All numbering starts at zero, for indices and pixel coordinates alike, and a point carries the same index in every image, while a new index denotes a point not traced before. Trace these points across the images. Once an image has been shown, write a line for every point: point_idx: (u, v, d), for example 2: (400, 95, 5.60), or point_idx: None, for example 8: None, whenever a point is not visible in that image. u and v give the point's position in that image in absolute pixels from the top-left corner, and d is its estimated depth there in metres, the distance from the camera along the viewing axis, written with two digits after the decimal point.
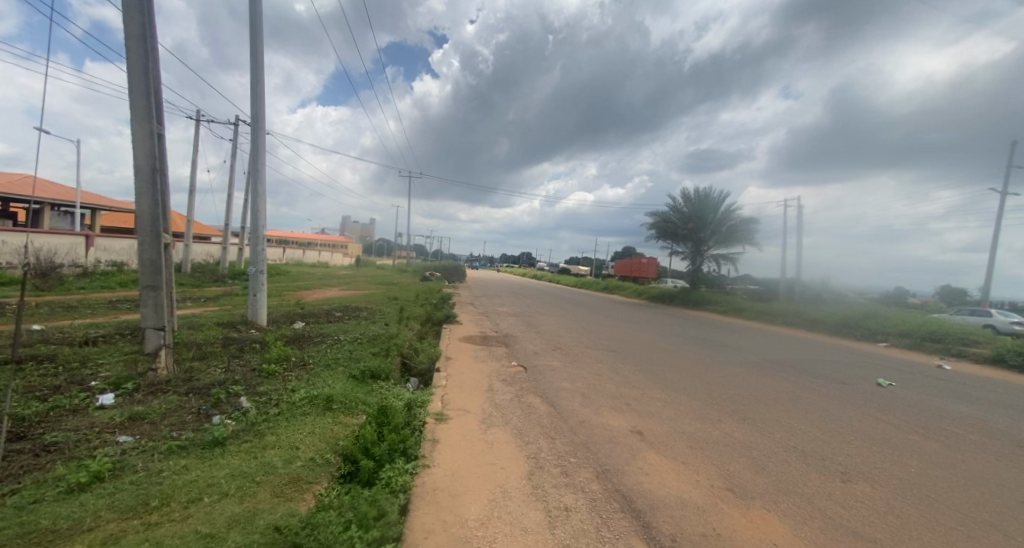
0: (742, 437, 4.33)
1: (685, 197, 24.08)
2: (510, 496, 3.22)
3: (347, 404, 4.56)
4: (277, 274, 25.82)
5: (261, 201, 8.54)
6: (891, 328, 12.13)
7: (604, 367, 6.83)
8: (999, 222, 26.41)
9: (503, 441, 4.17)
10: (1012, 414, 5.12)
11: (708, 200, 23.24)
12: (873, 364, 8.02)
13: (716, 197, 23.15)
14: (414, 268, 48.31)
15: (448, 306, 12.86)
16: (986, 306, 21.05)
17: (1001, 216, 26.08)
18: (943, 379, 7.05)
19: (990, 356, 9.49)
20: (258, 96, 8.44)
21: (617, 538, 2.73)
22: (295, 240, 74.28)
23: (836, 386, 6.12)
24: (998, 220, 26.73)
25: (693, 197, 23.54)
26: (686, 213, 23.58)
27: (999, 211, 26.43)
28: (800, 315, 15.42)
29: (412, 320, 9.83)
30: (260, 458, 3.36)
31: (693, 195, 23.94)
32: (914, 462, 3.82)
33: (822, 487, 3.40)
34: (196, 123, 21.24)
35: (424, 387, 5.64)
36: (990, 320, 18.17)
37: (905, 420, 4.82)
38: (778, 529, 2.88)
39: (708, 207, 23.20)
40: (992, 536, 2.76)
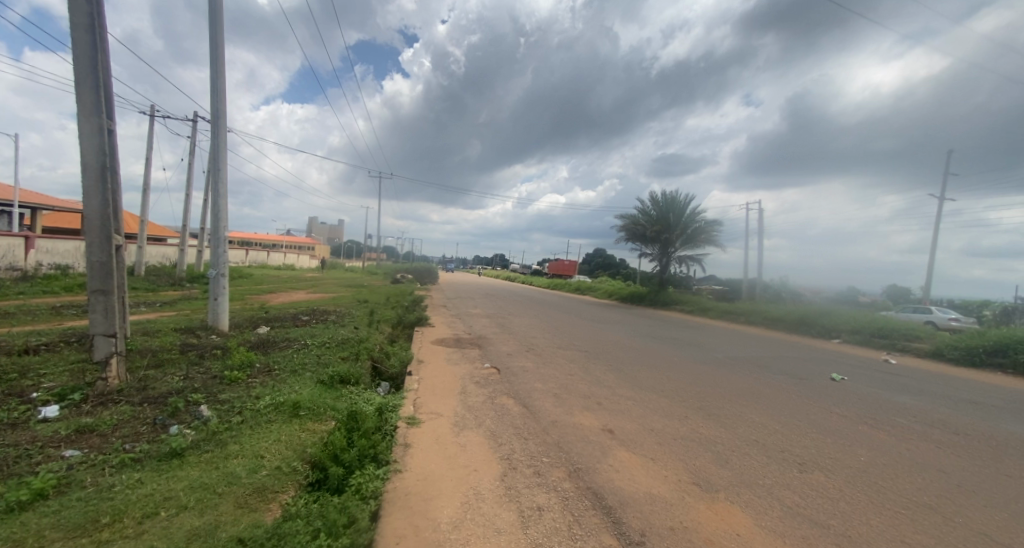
0: (707, 433, 4.50)
1: (654, 199, 24.66)
2: (483, 498, 3.22)
3: (315, 410, 4.43)
4: (240, 277, 24.79)
5: (222, 200, 8.17)
6: (844, 325, 12.88)
7: (576, 368, 6.91)
8: (937, 226, 28.55)
9: (476, 443, 4.16)
10: (949, 404, 5.55)
11: (675, 202, 23.93)
12: (828, 359, 8.49)
13: (683, 200, 23.85)
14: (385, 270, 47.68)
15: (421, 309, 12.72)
16: (927, 304, 22.64)
17: (939, 220, 27.93)
18: (890, 373, 7.52)
19: (930, 351, 10.22)
20: (219, 92, 8.09)
21: (588, 534, 2.78)
22: (260, 241, 71.62)
23: (793, 382, 6.44)
24: (937, 224, 28.83)
25: (662, 199, 24.15)
26: (655, 215, 24.15)
27: (937, 216, 28.59)
28: (761, 313, 16.15)
29: (383, 323, 9.66)
30: (222, 468, 3.23)
31: (661, 197, 24.58)
32: (863, 451, 4.07)
33: (781, 478, 3.57)
34: (151, 118, 20.11)
35: (396, 391, 5.56)
36: (930, 317, 19.61)
37: (856, 412, 5.13)
38: (742, 520, 3.00)
39: (676, 209, 23.83)
40: (932, 518, 2.98)
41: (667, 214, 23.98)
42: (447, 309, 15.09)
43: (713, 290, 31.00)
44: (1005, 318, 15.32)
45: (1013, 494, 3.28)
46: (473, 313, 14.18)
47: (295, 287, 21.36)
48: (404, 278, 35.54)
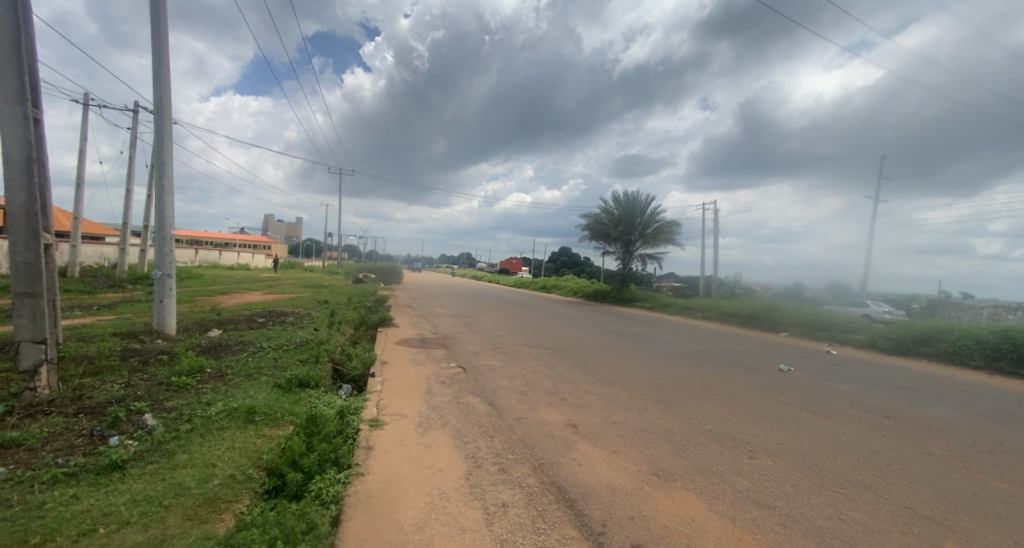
0: (666, 424, 4.67)
1: (617, 199, 25.24)
2: (447, 497, 3.21)
3: (272, 415, 4.26)
4: (188, 278, 23.34)
5: (168, 196, 7.68)
6: (790, 319, 13.73)
7: (542, 365, 6.99)
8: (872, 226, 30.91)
9: (441, 444, 4.13)
10: (881, 390, 6.04)
11: (637, 202, 24.61)
12: (777, 351, 9.02)
13: (644, 200, 24.57)
14: (348, 270, 46.34)
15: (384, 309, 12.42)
16: (863, 299, 24.50)
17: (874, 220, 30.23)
18: (831, 362, 8.07)
19: (866, 342, 11.07)
20: (162, 81, 7.59)
21: (552, 528, 2.83)
22: (212, 239, 67.82)
23: (745, 373, 6.79)
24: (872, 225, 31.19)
25: (624, 199, 24.76)
26: (617, 215, 24.75)
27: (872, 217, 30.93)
28: (716, 309, 16.91)
29: (344, 324, 9.40)
30: (169, 480, 3.05)
31: (623, 197, 25.21)
32: (807, 435, 4.36)
33: (733, 464, 3.77)
34: (85, 107, 18.60)
35: (358, 393, 5.42)
36: (866, 311, 21.23)
37: (801, 400, 5.48)
38: (696, 506, 3.14)
39: (638, 210, 24.50)
40: (865, 495, 3.24)
41: (630, 214, 24.61)
42: (412, 309, 14.83)
43: (674, 287, 32.13)
44: (929, 310, 16.82)
45: (934, 470, 3.61)
46: (438, 312, 14.05)
47: (250, 288, 20.36)
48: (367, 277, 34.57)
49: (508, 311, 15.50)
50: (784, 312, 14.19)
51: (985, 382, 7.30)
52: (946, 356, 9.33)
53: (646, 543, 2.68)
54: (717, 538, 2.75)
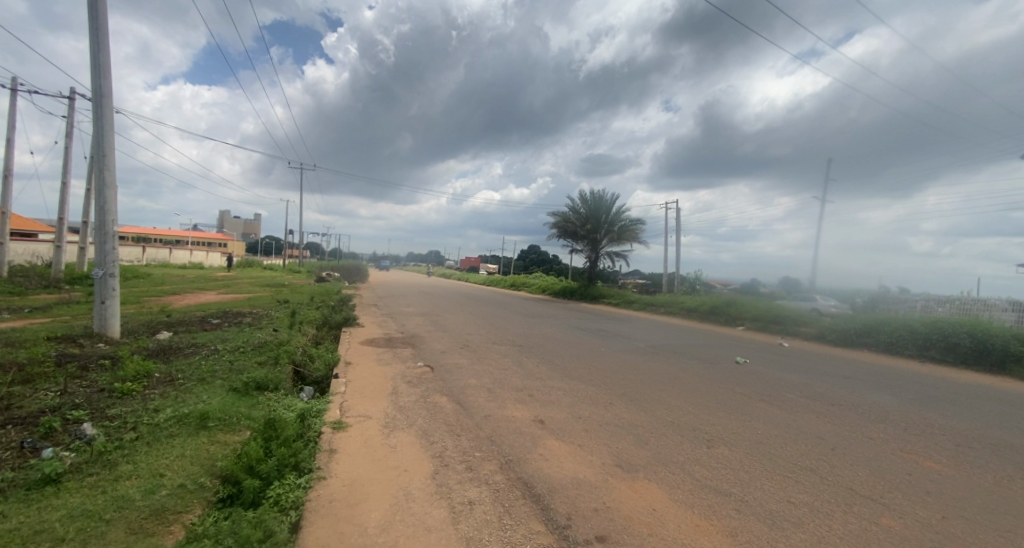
0: (630, 417, 4.79)
1: (584, 198, 25.61)
2: (413, 497, 3.17)
3: (227, 420, 4.07)
4: (134, 277, 21.88)
5: (110, 191, 7.19)
6: (746, 313, 14.42)
7: (510, 362, 7.03)
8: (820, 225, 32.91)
9: (407, 444, 4.08)
10: (827, 379, 6.43)
11: (603, 201, 25.04)
12: (735, 345, 9.44)
13: (610, 200, 25.06)
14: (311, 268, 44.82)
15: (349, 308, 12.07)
16: (812, 293, 26.12)
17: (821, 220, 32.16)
18: (783, 354, 8.53)
19: (815, 334, 11.78)
20: (101, 68, 7.09)
21: (518, 523, 2.85)
22: (163, 236, 63.88)
23: (705, 366, 7.06)
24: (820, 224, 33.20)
25: (591, 198, 25.16)
26: (584, 214, 25.13)
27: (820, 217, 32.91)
28: (678, 304, 17.52)
29: (306, 324, 9.09)
30: (110, 492, 2.86)
31: (590, 196, 25.59)
32: (759, 424, 4.59)
33: (692, 454, 3.92)
34: (12, 92, 17.08)
35: (321, 395, 5.26)
36: (814, 305, 22.73)
37: (756, 390, 5.75)
38: (657, 495, 3.24)
39: (604, 208, 24.96)
40: (811, 478, 3.44)
41: (596, 212, 25.03)
42: (378, 309, 14.25)
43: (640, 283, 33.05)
44: (870, 304, 18.07)
45: (872, 452, 3.88)
46: (406, 311, 13.86)
47: (203, 288, 19.33)
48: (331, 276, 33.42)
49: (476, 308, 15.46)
50: (741, 307, 14.86)
51: (917, 369, 7.94)
52: (884, 346, 10.06)
53: (610, 534, 2.74)
54: (677, 526, 2.84)
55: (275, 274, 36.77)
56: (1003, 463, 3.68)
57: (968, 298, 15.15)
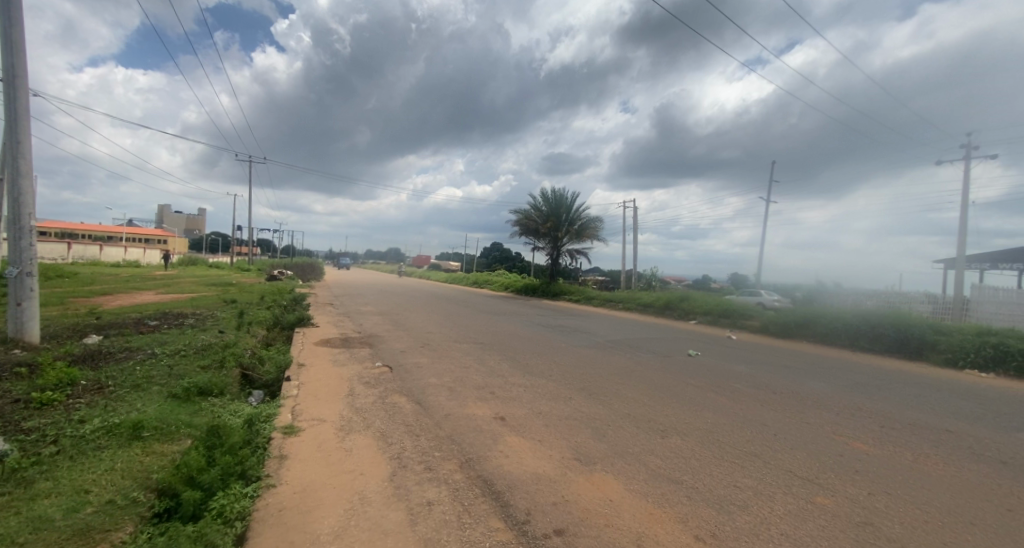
0: (588, 411, 4.90)
1: (545, 196, 25.89)
2: (369, 501, 3.09)
3: (164, 429, 3.80)
4: (56, 277, 19.89)
5: (26, 182, 6.53)
6: (698, 308, 15.10)
7: (472, 360, 7.00)
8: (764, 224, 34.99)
9: (363, 446, 3.96)
10: (769, 368, 6.85)
11: (563, 200, 25.39)
12: (688, 338, 9.86)
13: (570, 198, 25.46)
14: (263, 266, 42.63)
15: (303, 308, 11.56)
16: (758, 288, 27.81)
17: (766, 218, 34.15)
18: (731, 346, 9.00)
19: (759, 326, 12.53)
20: (13, 46, 6.42)
21: (477, 521, 2.84)
22: (95, 232, 58.73)
23: (659, 359, 7.33)
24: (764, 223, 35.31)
25: (552, 197, 25.48)
26: (546, 212, 25.40)
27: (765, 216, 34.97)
28: (636, 300, 18.08)
29: (255, 326, 8.64)
30: (25, 513, 2.60)
31: (551, 194, 25.87)
32: (709, 413, 4.81)
33: (647, 444, 4.05)
34: None
35: (271, 399, 5.01)
36: (760, 299, 24.17)
37: (707, 381, 6.02)
38: (614, 487, 3.33)
39: (565, 207, 25.33)
40: (755, 463, 3.65)
41: (557, 211, 25.38)
42: (334, 309, 13.65)
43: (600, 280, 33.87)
44: (808, 297, 19.42)
45: (809, 436, 4.16)
46: (364, 310, 13.45)
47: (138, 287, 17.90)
48: (284, 274, 31.71)
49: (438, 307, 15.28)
50: (693, 302, 15.53)
51: (847, 357, 8.63)
52: (820, 337, 10.83)
53: (568, 527, 2.79)
54: (632, 516, 2.93)
55: (235, 274, 33.73)
56: (920, 441, 4.04)
57: (891, 290, 16.60)
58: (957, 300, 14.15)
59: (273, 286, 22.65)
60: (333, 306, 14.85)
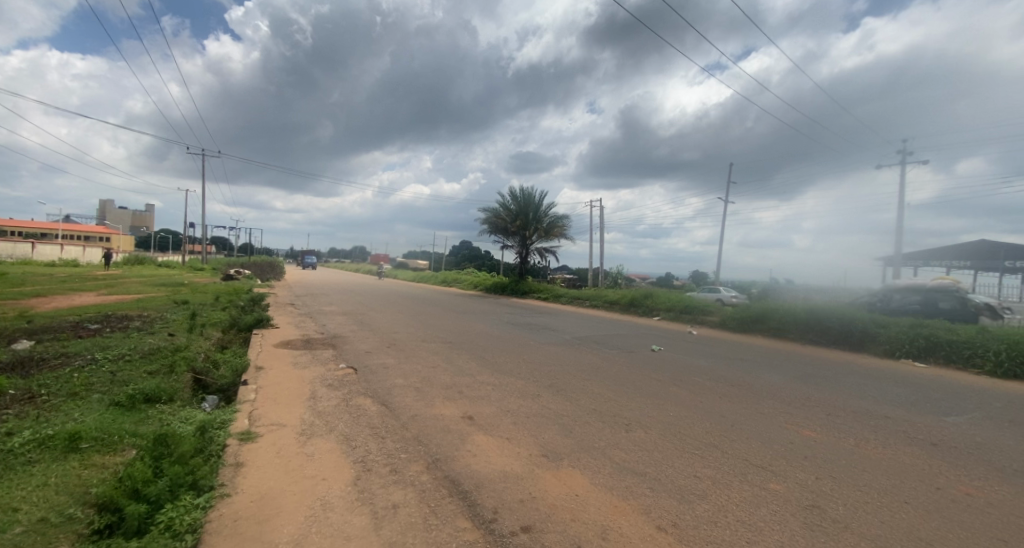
0: (555, 407, 4.95)
1: (512, 195, 25.95)
2: (331, 507, 3.00)
3: (105, 440, 3.55)
4: None
5: None
6: (661, 305, 15.56)
7: (439, 359, 6.92)
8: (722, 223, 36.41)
9: (326, 451, 3.84)
10: (728, 362, 7.15)
11: (531, 199, 25.53)
12: (651, 334, 10.14)
13: (538, 197, 25.63)
14: (219, 265, 40.56)
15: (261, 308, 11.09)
16: (717, 285, 28.97)
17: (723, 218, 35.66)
18: (691, 341, 9.33)
19: (718, 322, 13.05)
20: None
21: (444, 522, 2.82)
22: (27, 229, 54.03)
23: (625, 355, 7.49)
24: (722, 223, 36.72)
25: (519, 195, 25.57)
26: (514, 210, 25.47)
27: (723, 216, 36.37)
28: (602, 297, 18.42)
29: (209, 329, 8.21)
30: None
31: (519, 193, 25.98)
32: (671, 406, 4.97)
33: (612, 438, 4.14)
34: None
35: (227, 404, 4.78)
36: (719, 296, 25.17)
37: (669, 376, 6.21)
38: (580, 481, 3.38)
39: (532, 205, 25.49)
40: (714, 452, 3.80)
41: (525, 210, 25.50)
42: (294, 310, 13.20)
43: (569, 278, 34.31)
44: (763, 293, 20.37)
45: (763, 425, 4.37)
46: (327, 310, 13.07)
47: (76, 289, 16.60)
48: (242, 274, 30.29)
49: (405, 306, 15.04)
50: (656, 298, 15.98)
51: (798, 350, 9.11)
52: (773, 331, 11.39)
53: (535, 523, 2.80)
54: (597, 509, 2.98)
55: (191, 273, 32.09)
56: (862, 427, 4.33)
57: (836, 287, 17.68)
58: (894, 296, 15.23)
59: (230, 286, 21.59)
60: (294, 306, 14.31)
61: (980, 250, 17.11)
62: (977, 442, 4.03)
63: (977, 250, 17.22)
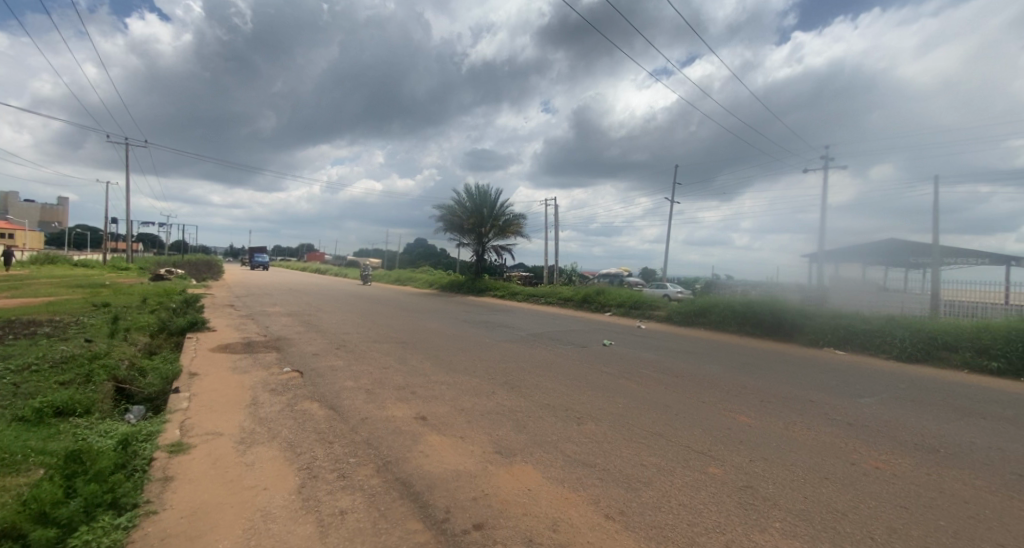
0: (509, 404, 4.98)
1: (468, 192, 25.81)
2: (273, 517, 2.86)
3: (5, 461, 3.17)
4: None
5: None
6: (612, 300, 16.07)
7: (392, 360, 6.77)
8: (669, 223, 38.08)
9: (268, 459, 3.65)
10: (673, 354, 7.50)
11: (486, 196, 25.50)
12: (603, 329, 10.46)
13: (493, 194, 25.64)
14: (148, 264, 37.41)
15: (196, 310, 10.38)
16: (665, 280, 30.34)
17: (670, 217, 37.33)
18: (640, 335, 9.71)
19: (665, 316, 13.69)
20: None
21: (394, 525, 2.76)
22: None
23: (577, 350, 7.67)
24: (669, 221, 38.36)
25: (475, 193, 25.47)
26: (469, 207, 25.35)
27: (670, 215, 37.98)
28: (556, 294, 18.75)
29: (135, 334, 7.54)
30: None
31: (474, 190, 25.86)
32: (621, 398, 5.14)
33: (564, 432, 4.23)
34: None
35: (155, 414, 4.42)
36: (666, 292, 26.34)
37: (619, 369, 6.43)
38: (532, 476, 3.42)
39: (488, 203, 25.47)
40: (659, 441, 3.98)
41: (480, 207, 25.43)
42: (235, 310, 12.79)
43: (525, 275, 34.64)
44: (706, 289, 21.58)
45: (704, 413, 4.64)
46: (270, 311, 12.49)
47: None
48: (174, 274, 28.11)
49: (355, 306, 14.65)
50: (607, 294, 16.50)
51: (734, 341, 9.73)
52: (714, 324, 12.08)
53: (487, 521, 2.81)
54: (548, 501, 3.04)
55: (114, 273, 29.32)
56: (790, 412, 4.68)
57: (769, 282, 19.03)
58: (818, 289, 16.62)
59: (161, 286, 19.99)
60: (234, 307, 13.50)
61: (888, 249, 19.10)
62: (885, 420, 4.47)
63: (886, 248, 19.16)
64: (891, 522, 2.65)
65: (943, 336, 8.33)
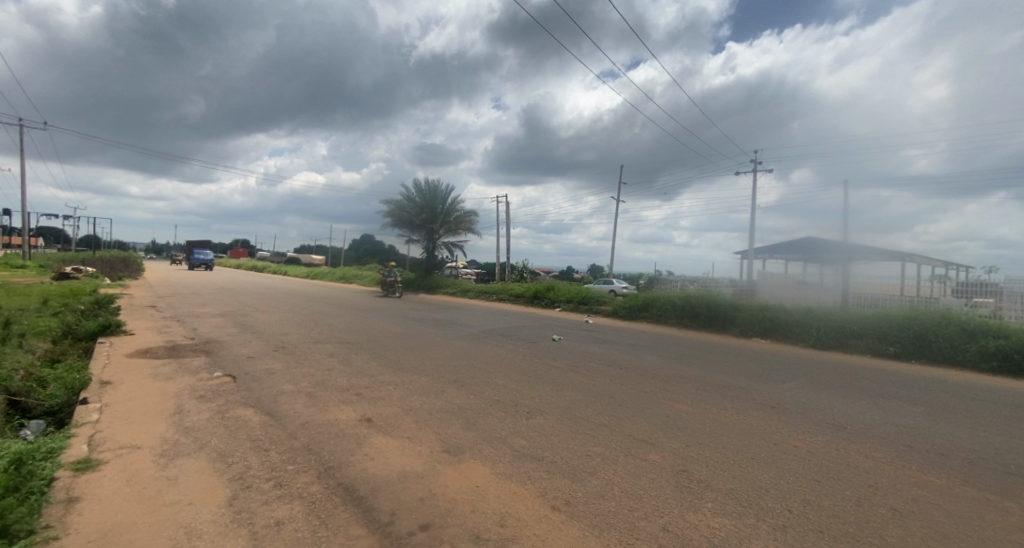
0: (459, 401, 4.95)
1: (419, 187, 25.33)
2: (199, 534, 2.66)
3: None
4: None
5: None
6: (561, 297, 16.39)
7: (335, 361, 6.50)
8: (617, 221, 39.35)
9: (194, 471, 3.38)
10: (618, 347, 7.78)
11: (437, 192, 25.14)
12: (553, 325, 10.64)
13: (444, 190, 25.34)
14: (53, 261, 33.29)
15: (110, 311, 9.39)
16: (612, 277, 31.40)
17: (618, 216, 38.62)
18: (588, 330, 9.99)
19: (611, 311, 14.18)
20: None
21: (335, 532, 2.66)
22: None
23: (528, 345, 7.76)
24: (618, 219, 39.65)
25: (425, 188, 25.05)
26: (419, 203, 24.92)
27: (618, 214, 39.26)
28: (508, 291, 18.84)
29: (32, 341, 6.68)
30: None
31: (425, 185, 25.43)
32: (569, 392, 5.26)
33: (513, 427, 4.27)
34: None
35: (58, 429, 3.96)
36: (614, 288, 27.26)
37: (568, 363, 6.58)
38: (481, 473, 3.42)
39: (439, 198, 25.13)
40: (604, 431, 4.12)
41: (431, 202, 25.05)
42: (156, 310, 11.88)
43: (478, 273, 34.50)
44: (650, 284, 22.57)
45: (645, 402, 4.86)
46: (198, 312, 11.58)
47: None
48: (86, 273, 25.07)
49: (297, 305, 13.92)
50: (558, 290, 16.80)
51: (673, 333, 10.26)
52: (656, 317, 12.68)
53: (434, 520, 2.77)
54: (496, 497, 3.06)
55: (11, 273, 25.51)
56: (722, 398, 5.01)
57: (707, 277, 20.24)
58: (748, 284, 17.90)
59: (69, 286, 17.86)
60: (157, 309, 12.40)
61: (808, 247, 20.95)
62: (803, 403, 4.90)
63: (808, 246, 20.99)
64: (806, 494, 2.92)
65: (853, 325, 9.26)
